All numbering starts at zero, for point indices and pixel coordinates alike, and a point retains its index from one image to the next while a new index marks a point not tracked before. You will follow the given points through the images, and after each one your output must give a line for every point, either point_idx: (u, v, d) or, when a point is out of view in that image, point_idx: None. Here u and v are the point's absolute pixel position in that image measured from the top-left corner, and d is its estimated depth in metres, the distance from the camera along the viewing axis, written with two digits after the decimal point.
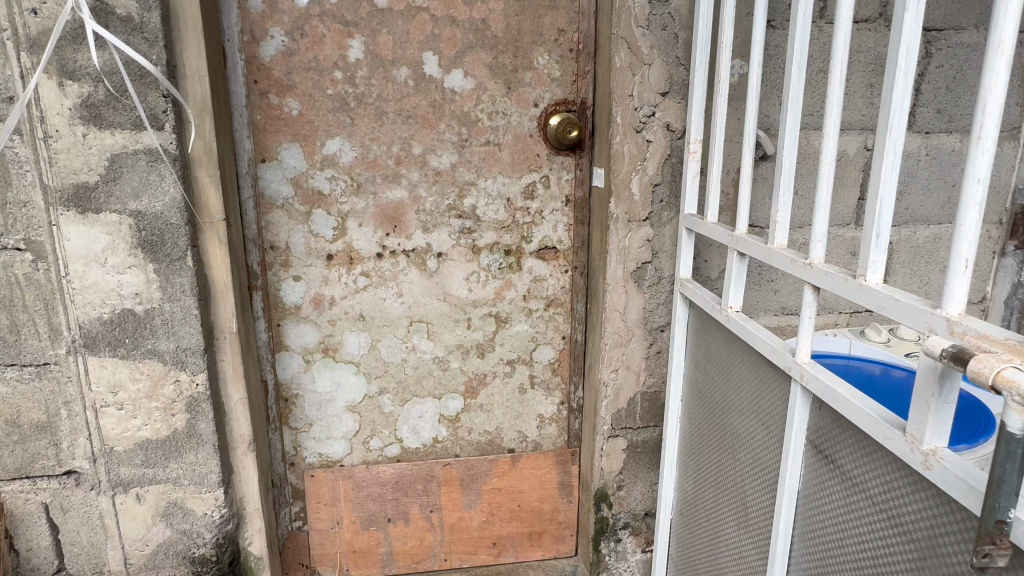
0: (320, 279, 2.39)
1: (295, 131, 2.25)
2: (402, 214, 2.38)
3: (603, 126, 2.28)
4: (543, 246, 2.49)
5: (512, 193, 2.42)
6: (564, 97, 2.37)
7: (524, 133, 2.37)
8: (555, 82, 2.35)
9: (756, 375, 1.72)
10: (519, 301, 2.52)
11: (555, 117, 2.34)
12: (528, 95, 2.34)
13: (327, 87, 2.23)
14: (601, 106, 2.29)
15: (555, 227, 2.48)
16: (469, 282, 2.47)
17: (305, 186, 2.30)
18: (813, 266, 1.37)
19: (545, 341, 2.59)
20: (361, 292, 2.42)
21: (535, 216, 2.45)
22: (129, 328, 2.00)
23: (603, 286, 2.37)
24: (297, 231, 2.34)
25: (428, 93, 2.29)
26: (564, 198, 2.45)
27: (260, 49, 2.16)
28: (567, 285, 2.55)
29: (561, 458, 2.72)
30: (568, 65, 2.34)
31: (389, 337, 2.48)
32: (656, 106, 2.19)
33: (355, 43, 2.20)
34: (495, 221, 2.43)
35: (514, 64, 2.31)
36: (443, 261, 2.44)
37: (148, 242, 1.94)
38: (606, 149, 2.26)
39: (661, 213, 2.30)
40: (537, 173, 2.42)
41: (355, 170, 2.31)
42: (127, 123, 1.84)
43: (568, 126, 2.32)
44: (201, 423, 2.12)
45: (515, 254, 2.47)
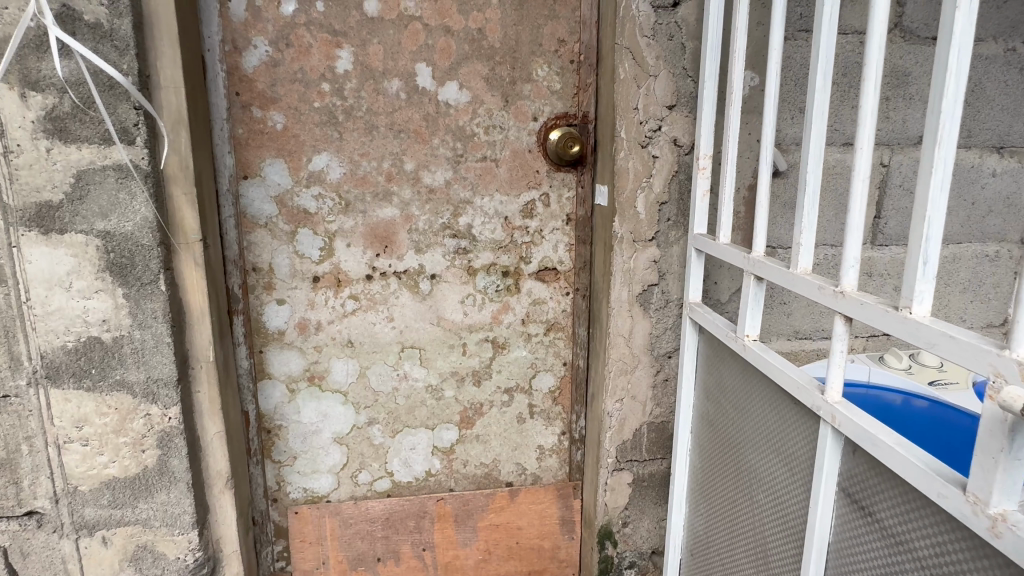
0: (306, 302, 2.24)
1: (279, 146, 2.12)
2: (393, 233, 2.24)
3: (605, 142, 2.16)
4: (543, 267, 2.35)
5: (510, 211, 2.28)
6: (564, 111, 2.24)
7: (522, 148, 2.25)
8: (555, 95, 2.23)
9: (775, 410, 1.58)
10: (517, 326, 2.38)
11: (556, 132, 2.21)
12: (527, 108, 2.22)
13: (314, 99, 2.10)
14: (604, 120, 2.16)
15: (556, 246, 2.34)
16: (465, 305, 2.33)
17: (289, 204, 2.16)
18: (846, 295, 1.23)
19: (545, 368, 2.44)
20: (349, 316, 2.28)
21: (535, 235, 2.31)
22: (96, 357, 1.85)
23: (606, 310, 2.23)
24: (281, 252, 2.20)
25: (422, 106, 2.16)
26: (565, 216, 2.32)
27: (243, 59, 2.04)
28: (568, 308, 2.40)
29: (562, 492, 2.56)
30: (569, 77, 2.22)
31: (379, 364, 2.33)
32: (662, 120, 2.07)
33: (344, 53, 2.08)
34: (491, 241, 2.29)
35: (512, 76, 2.19)
36: (437, 283, 2.30)
37: (117, 265, 1.80)
38: (609, 166, 2.13)
39: (667, 232, 2.16)
40: (536, 191, 2.28)
41: (343, 187, 2.18)
42: (95, 136, 1.71)
43: (567, 140, 2.19)
44: (173, 460, 1.97)
45: (513, 276, 2.33)
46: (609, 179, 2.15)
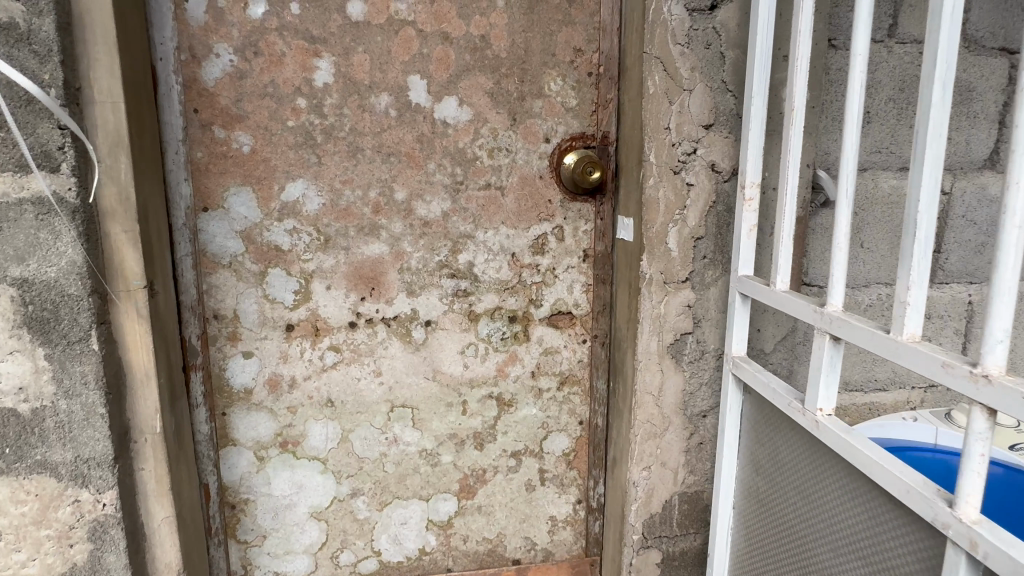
0: (278, 355, 1.90)
1: (246, 172, 1.79)
2: (381, 274, 1.91)
3: (629, 168, 1.85)
4: (556, 310, 2.02)
5: (518, 247, 1.96)
6: (581, 131, 1.93)
7: (532, 174, 1.93)
8: (570, 112, 1.92)
9: (866, 509, 1.25)
10: (526, 379, 2.04)
11: (572, 155, 1.90)
12: (538, 128, 1.91)
13: (288, 117, 1.78)
14: (628, 142, 1.85)
15: (571, 287, 2.01)
16: (465, 356, 1.99)
17: (258, 240, 1.83)
18: (995, 382, 0.90)
19: (558, 428, 2.10)
20: (329, 371, 1.93)
21: (547, 274, 1.99)
22: (11, 434, 1.49)
23: (632, 362, 1.90)
24: (248, 296, 1.85)
25: (415, 126, 1.85)
26: (581, 252, 2.00)
27: (202, 70, 1.72)
28: (585, 358, 2.07)
29: (578, 570, 2.20)
30: (586, 92, 1.91)
31: (364, 426, 1.98)
32: (698, 142, 1.76)
33: (323, 64, 1.77)
34: (496, 281, 1.97)
35: (521, 91, 1.88)
36: (432, 331, 1.96)
37: (37, 320, 1.45)
38: (635, 196, 1.82)
39: (703, 272, 1.84)
40: (548, 223, 1.96)
41: (322, 220, 1.85)
42: (8, 163, 1.37)
43: (588, 166, 1.86)
44: (109, 556, 1.60)
45: (521, 322, 2.00)
46: (634, 212, 1.83)
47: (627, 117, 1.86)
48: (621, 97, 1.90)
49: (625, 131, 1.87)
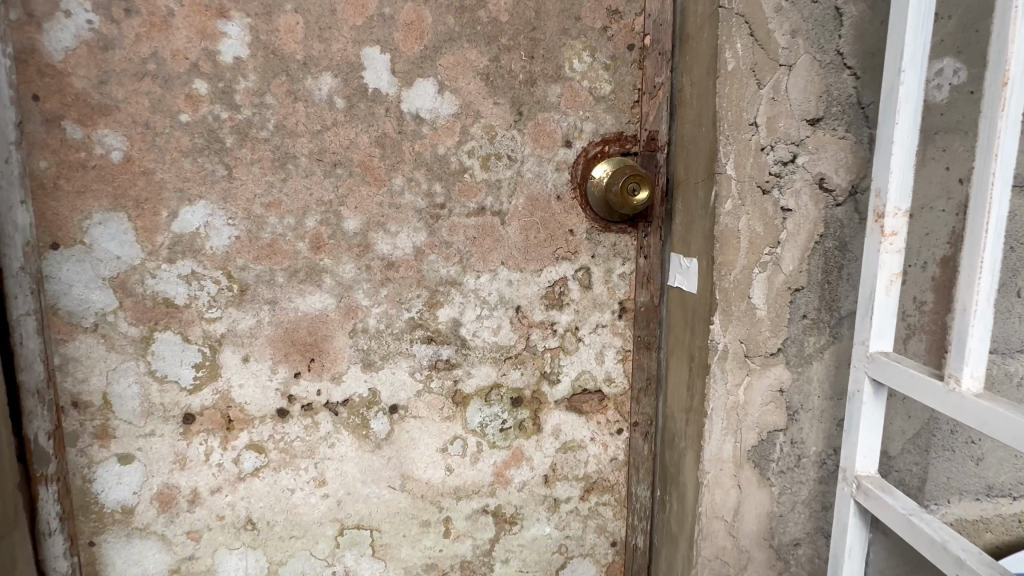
0: (171, 458, 1.29)
1: (115, 190, 1.19)
2: (323, 339, 1.30)
3: (692, 184, 1.24)
4: (579, 389, 1.40)
5: (524, 298, 1.35)
6: (617, 130, 1.33)
7: (545, 194, 1.33)
8: (601, 104, 1.32)
9: None
10: (535, 486, 1.42)
11: (604, 167, 1.29)
12: (554, 125, 1.31)
13: (180, 109, 1.19)
14: (690, 147, 1.25)
15: (601, 355, 1.39)
16: (447, 456, 1.38)
17: (137, 291, 1.23)
18: None
19: (581, 553, 1.47)
20: (247, 480, 1.32)
21: (566, 338, 1.38)
22: None
23: (694, 471, 1.28)
24: (123, 374, 1.25)
25: (372, 123, 1.25)
26: (616, 305, 1.38)
27: (44, 36, 1.13)
28: (619, 455, 1.45)
29: None
30: (624, 74, 1.32)
31: (301, 558, 1.36)
32: (799, 145, 1.16)
33: (232, 28, 1.18)
34: (492, 347, 1.36)
35: (530, 72, 1.28)
36: (399, 420, 1.35)
37: None
38: (702, 225, 1.21)
39: (802, 340, 1.22)
40: (568, 264, 1.35)
41: (235, 260, 1.25)
42: None
43: (633, 178, 1.23)
44: None
45: (528, 405, 1.39)
46: (702, 249, 1.22)
47: (689, 109, 1.25)
48: (677, 80, 1.30)
49: (686, 130, 1.26)
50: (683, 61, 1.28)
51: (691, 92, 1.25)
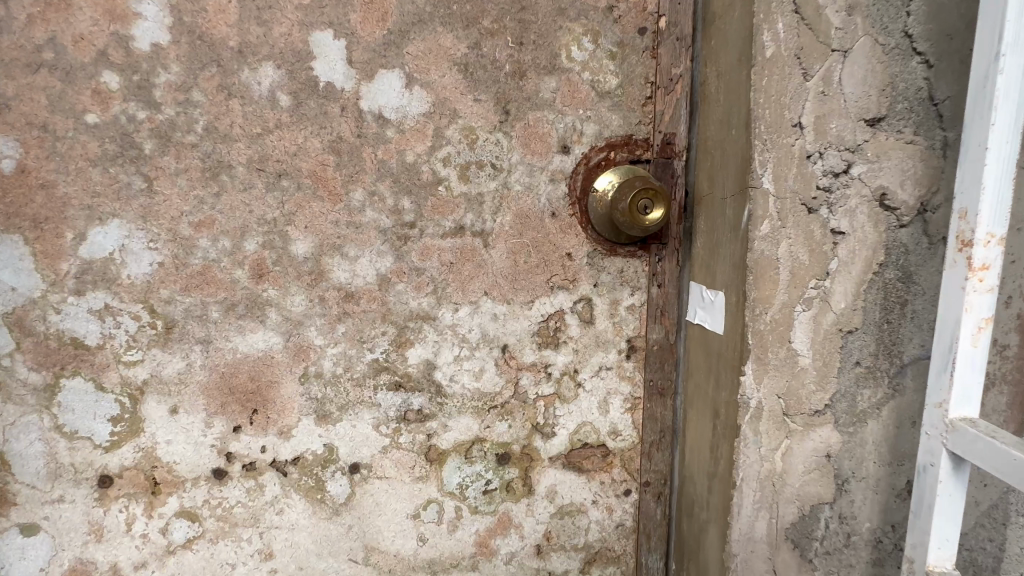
0: (85, 528, 1.07)
1: (8, 207, 0.97)
2: (269, 385, 1.08)
3: (718, 199, 1.01)
4: (579, 444, 1.17)
5: (511, 336, 1.12)
6: (625, 133, 1.09)
7: (537, 210, 1.09)
8: (605, 100, 1.08)
9: None
10: (526, 559, 1.19)
11: (610, 177, 1.07)
12: (547, 127, 1.07)
13: (85, 108, 0.96)
14: (716, 155, 1.01)
15: (604, 403, 1.16)
16: (419, 524, 1.15)
17: (37, 330, 1.01)
18: None
19: None
20: (178, 555, 1.10)
21: (562, 383, 1.14)
22: None
23: (721, 549, 1.06)
24: (23, 429, 1.03)
25: (325, 125, 1.03)
26: (622, 344, 1.15)
27: None
28: (627, 521, 1.21)
29: None
30: (634, 64, 1.08)
31: None
32: (855, 150, 0.89)
33: (149, 8, 0.96)
34: (473, 395, 1.13)
35: (518, 62, 1.05)
36: (361, 482, 1.12)
37: None
38: (731, 252, 0.98)
39: (855, 395, 0.95)
40: (565, 295, 1.12)
41: (158, 292, 1.03)
42: None
43: (647, 191, 0.99)
44: None
45: (517, 463, 1.16)
46: (731, 282, 0.98)
47: (715, 107, 1.02)
48: (699, 73, 1.06)
49: (709, 134, 1.03)
50: (708, 49, 1.04)
51: (717, 87, 1.01)
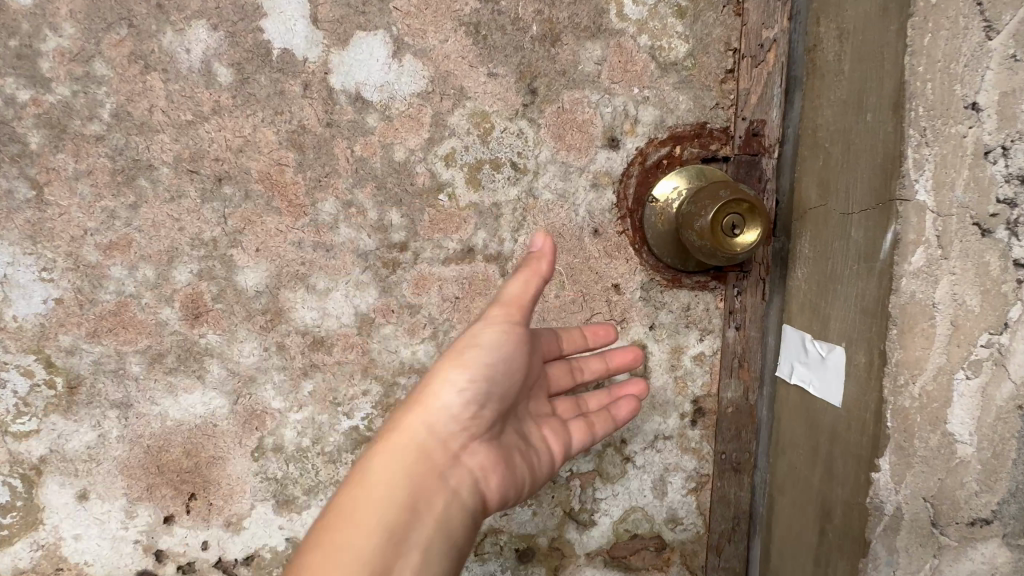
0: None
1: None
2: (210, 462, 0.80)
3: (838, 213, 0.69)
4: (626, 536, 0.88)
5: None
6: (696, 121, 0.79)
7: (573, 226, 0.80)
8: (669, 74, 0.77)
9: None
10: None
11: (681, 181, 0.78)
12: (588, 112, 0.78)
13: None
14: (835, 149, 0.69)
15: (660, 483, 0.87)
16: None
17: None
18: None
19: None
20: None
21: (605, 456, 0.85)
22: None
23: None
24: None
25: (280, 109, 0.74)
26: (686, 405, 0.86)
27: None
28: None
29: None
30: (711, 23, 0.77)
31: None
32: None
33: None
34: None
35: (549, 20, 0.75)
36: None
37: None
38: (858, 291, 0.67)
39: None
40: None
41: (57, 338, 0.75)
42: None
43: (739, 203, 0.68)
44: None
45: (544, 561, 0.87)
46: (858, 337, 0.67)
47: (835, 80, 0.69)
48: (811, 31, 0.74)
49: (824, 119, 0.71)
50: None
51: (841, 49, 0.68)
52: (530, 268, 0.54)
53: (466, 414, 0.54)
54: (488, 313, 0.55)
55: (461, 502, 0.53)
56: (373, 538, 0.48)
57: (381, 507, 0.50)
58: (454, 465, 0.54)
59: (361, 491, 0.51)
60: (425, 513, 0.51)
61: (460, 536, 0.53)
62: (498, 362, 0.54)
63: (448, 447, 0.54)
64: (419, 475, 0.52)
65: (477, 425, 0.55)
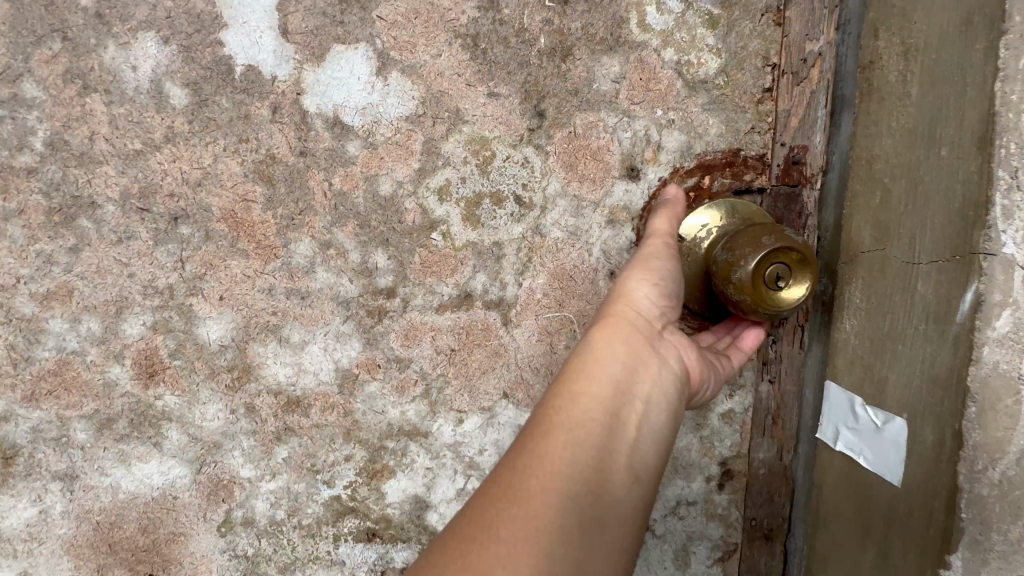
0: None
1: None
2: (170, 539, 0.70)
3: (901, 262, 0.59)
4: None
5: None
6: (729, 147, 0.68)
7: (587, 268, 0.70)
8: (698, 94, 0.67)
9: None
10: None
11: (711, 215, 0.67)
12: (604, 138, 0.67)
13: None
14: (898, 187, 0.59)
15: (682, 553, 0.77)
16: None
17: None
18: None
19: None
20: None
21: None
22: None
23: None
24: None
25: (244, 135, 0.63)
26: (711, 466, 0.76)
27: None
28: None
29: None
30: (747, 35, 0.67)
31: None
32: None
33: None
34: None
35: (559, 32, 0.65)
36: None
37: None
38: (929, 355, 0.57)
39: None
40: None
41: None
42: None
43: (787, 251, 0.58)
44: None
45: None
46: (930, 409, 0.57)
47: (899, 106, 0.58)
48: (865, 45, 0.62)
49: (883, 151, 0.60)
50: (881, 4, 0.60)
51: (909, 69, 0.57)
52: (670, 211, 0.62)
53: (661, 304, 0.56)
54: (646, 244, 0.60)
55: (661, 391, 0.51)
56: (594, 434, 0.45)
57: (591, 420, 0.46)
58: (663, 342, 0.54)
59: (569, 405, 0.47)
60: (637, 393, 0.49)
61: (658, 439, 0.49)
62: (672, 273, 0.57)
63: (653, 325, 0.54)
64: (638, 350, 0.51)
65: (668, 315, 0.56)
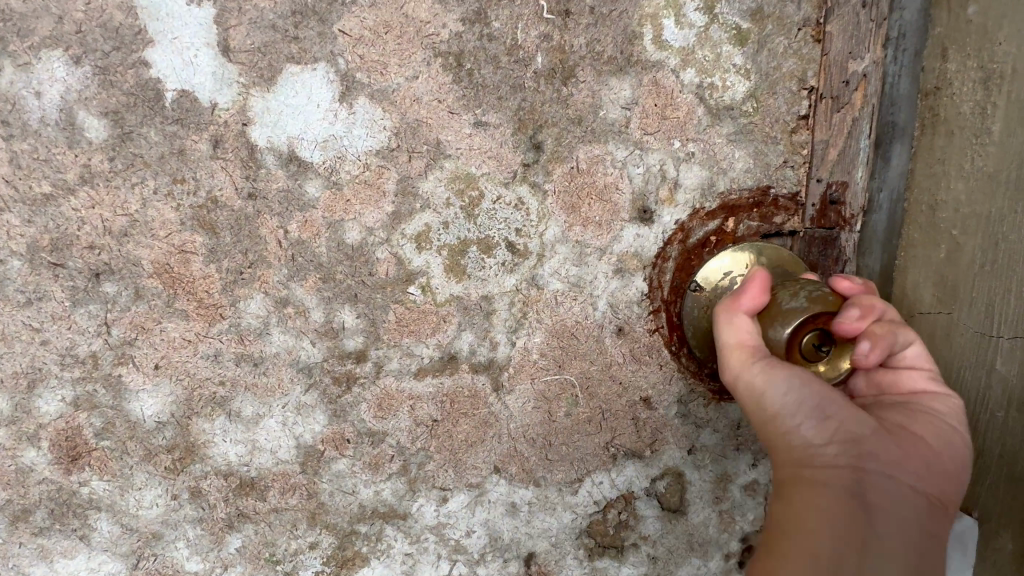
0: None
1: None
2: None
3: (975, 333, 0.53)
4: None
5: (540, 537, 0.64)
6: (758, 186, 0.58)
7: (590, 325, 0.60)
8: (721, 124, 0.57)
9: None
10: None
11: (738, 264, 0.58)
12: (613, 174, 0.57)
13: None
14: (971, 242, 0.52)
15: None
16: None
17: None
18: None
19: None
20: None
21: None
22: None
23: None
24: None
25: (179, 174, 0.52)
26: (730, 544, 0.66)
27: None
28: None
29: None
30: (780, 52, 0.56)
31: None
32: None
33: None
34: None
35: (559, 50, 0.54)
36: None
37: None
38: (1010, 449, 0.52)
39: None
40: (634, 468, 0.63)
41: None
42: None
43: (817, 321, 0.46)
44: None
45: None
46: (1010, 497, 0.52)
47: (975, 144, 0.52)
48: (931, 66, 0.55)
49: (952, 198, 0.53)
50: (952, 18, 0.53)
51: (989, 101, 0.50)
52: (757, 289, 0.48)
53: (842, 421, 0.41)
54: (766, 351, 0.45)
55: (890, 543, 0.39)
56: None
57: None
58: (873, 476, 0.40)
59: None
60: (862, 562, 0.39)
61: None
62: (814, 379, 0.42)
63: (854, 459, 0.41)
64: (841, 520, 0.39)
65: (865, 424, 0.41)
